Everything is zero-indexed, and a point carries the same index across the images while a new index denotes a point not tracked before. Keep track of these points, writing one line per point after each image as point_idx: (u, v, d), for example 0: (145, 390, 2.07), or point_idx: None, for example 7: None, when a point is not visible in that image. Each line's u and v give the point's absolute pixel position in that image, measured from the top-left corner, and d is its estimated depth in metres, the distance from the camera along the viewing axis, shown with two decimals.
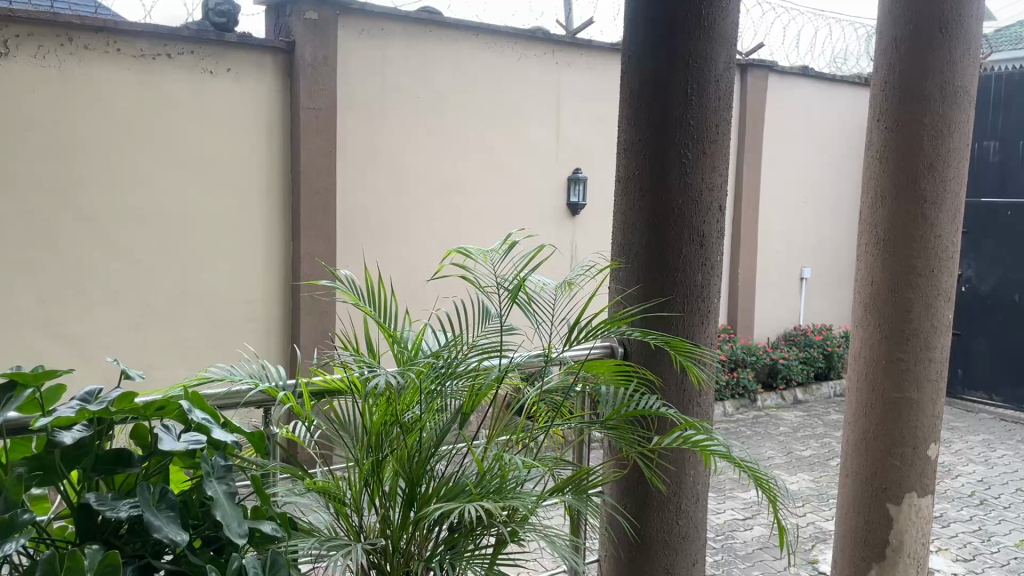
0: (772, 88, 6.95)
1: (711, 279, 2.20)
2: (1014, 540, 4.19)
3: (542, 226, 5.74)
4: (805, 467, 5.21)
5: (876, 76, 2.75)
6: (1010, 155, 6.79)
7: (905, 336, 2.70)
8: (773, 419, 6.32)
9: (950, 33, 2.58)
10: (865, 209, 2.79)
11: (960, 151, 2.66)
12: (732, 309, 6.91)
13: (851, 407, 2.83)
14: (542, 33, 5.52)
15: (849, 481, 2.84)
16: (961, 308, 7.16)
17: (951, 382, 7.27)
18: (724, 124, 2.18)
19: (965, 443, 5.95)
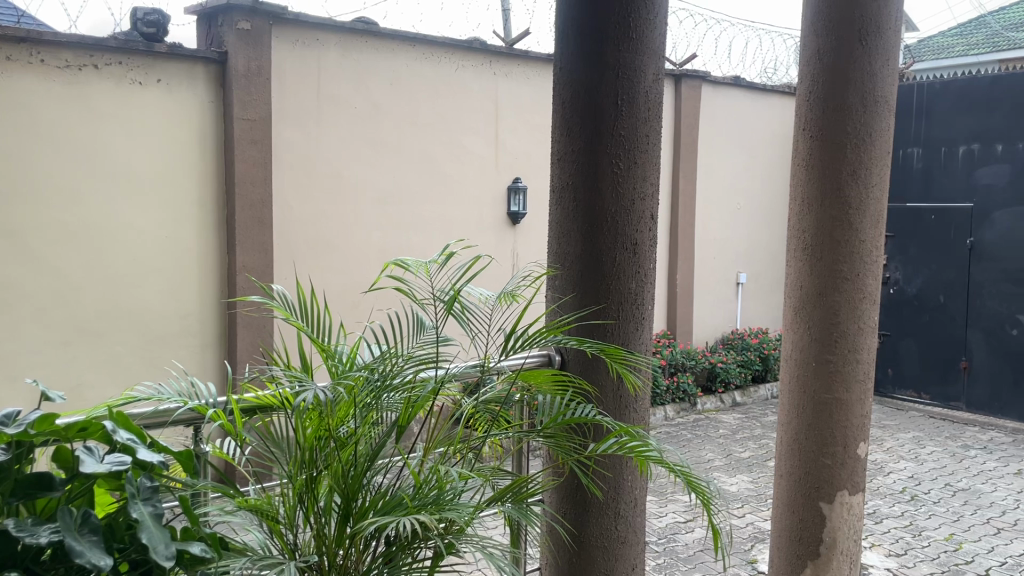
0: (706, 98, 7.11)
1: (645, 287, 2.23)
2: (944, 534, 4.33)
3: (482, 235, 5.75)
4: (743, 468, 5.31)
5: (801, 86, 2.83)
6: (932, 161, 7.06)
7: (833, 338, 2.77)
8: (713, 422, 6.43)
9: (870, 44, 2.67)
10: (793, 215, 2.88)
11: (882, 158, 2.75)
12: (672, 315, 7.02)
13: (784, 409, 2.91)
14: (478, 44, 5.55)
15: (784, 482, 2.90)
16: (889, 310, 7.40)
17: (882, 382, 7.50)
18: (654, 134, 2.21)
19: (895, 441, 6.13)
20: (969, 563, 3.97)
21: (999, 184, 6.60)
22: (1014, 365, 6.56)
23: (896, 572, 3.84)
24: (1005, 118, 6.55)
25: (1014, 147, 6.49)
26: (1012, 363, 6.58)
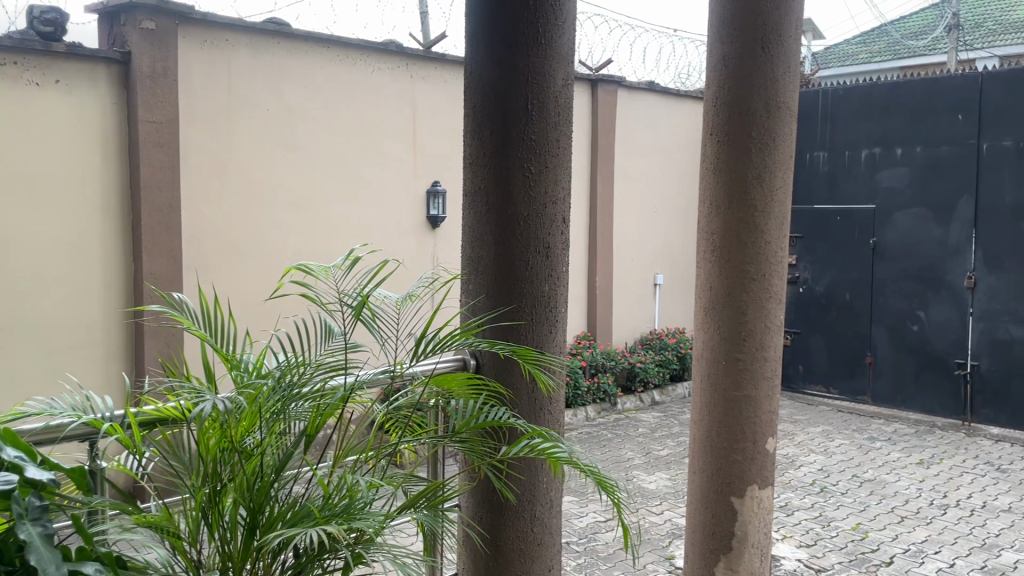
0: (622, 103, 7.22)
1: (558, 290, 2.25)
2: (851, 523, 4.51)
3: (401, 239, 5.69)
4: (662, 466, 5.41)
5: (708, 92, 2.90)
6: (837, 164, 7.34)
7: (741, 337, 2.85)
8: (632, 421, 6.54)
9: (772, 51, 2.76)
10: (702, 218, 2.95)
11: (785, 162, 2.84)
12: (592, 317, 7.11)
13: (696, 407, 2.97)
14: (394, 46, 5.50)
15: (697, 479, 2.97)
16: (799, 308, 7.66)
17: (793, 378, 7.74)
18: (564, 139, 2.24)
19: (806, 435, 6.35)
20: (875, 551, 4.13)
21: (899, 186, 6.93)
22: (916, 359, 6.87)
23: (807, 563, 3.97)
24: (904, 123, 6.88)
25: (913, 151, 6.83)
26: (913, 358, 6.89)
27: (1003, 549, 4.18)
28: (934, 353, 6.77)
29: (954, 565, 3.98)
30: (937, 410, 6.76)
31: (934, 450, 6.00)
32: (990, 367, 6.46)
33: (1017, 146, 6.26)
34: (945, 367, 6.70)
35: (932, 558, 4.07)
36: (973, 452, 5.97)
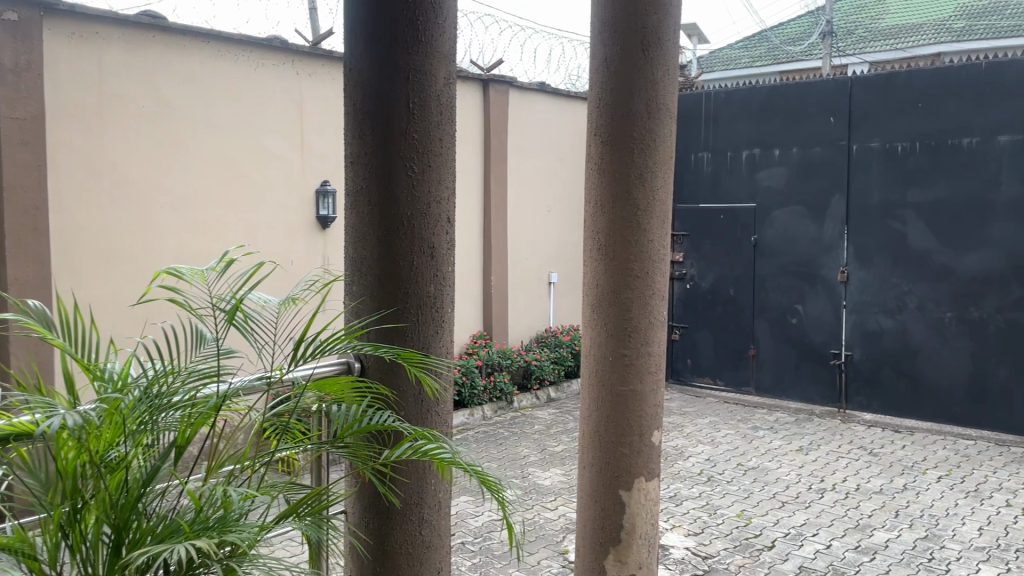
0: (514, 103, 7.26)
1: (444, 290, 2.23)
2: (735, 510, 4.68)
3: (289, 240, 5.55)
4: (557, 462, 5.47)
5: (591, 93, 2.94)
6: (720, 164, 7.60)
7: (627, 333, 2.91)
8: (528, 419, 6.59)
9: (651, 54, 2.82)
10: (588, 217, 2.99)
11: (666, 162, 2.92)
12: (487, 316, 7.12)
13: (585, 403, 3.02)
14: (278, 42, 5.37)
15: (587, 474, 3.01)
16: (686, 304, 7.89)
17: (682, 371, 7.98)
18: (447, 138, 2.22)
19: (695, 427, 6.55)
20: (758, 536, 4.30)
21: (778, 185, 7.24)
22: (796, 351, 7.20)
23: (694, 551, 4.09)
24: (781, 124, 7.19)
25: (790, 151, 7.15)
26: (793, 350, 7.21)
27: (875, 528, 4.43)
28: (813, 345, 7.11)
29: (830, 546, 4.18)
30: (815, 399, 7.10)
31: (812, 437, 6.30)
32: (862, 357, 6.82)
33: (884, 147, 6.64)
34: (821, 358, 7.04)
35: (810, 540, 4.26)
36: (848, 437, 6.30)
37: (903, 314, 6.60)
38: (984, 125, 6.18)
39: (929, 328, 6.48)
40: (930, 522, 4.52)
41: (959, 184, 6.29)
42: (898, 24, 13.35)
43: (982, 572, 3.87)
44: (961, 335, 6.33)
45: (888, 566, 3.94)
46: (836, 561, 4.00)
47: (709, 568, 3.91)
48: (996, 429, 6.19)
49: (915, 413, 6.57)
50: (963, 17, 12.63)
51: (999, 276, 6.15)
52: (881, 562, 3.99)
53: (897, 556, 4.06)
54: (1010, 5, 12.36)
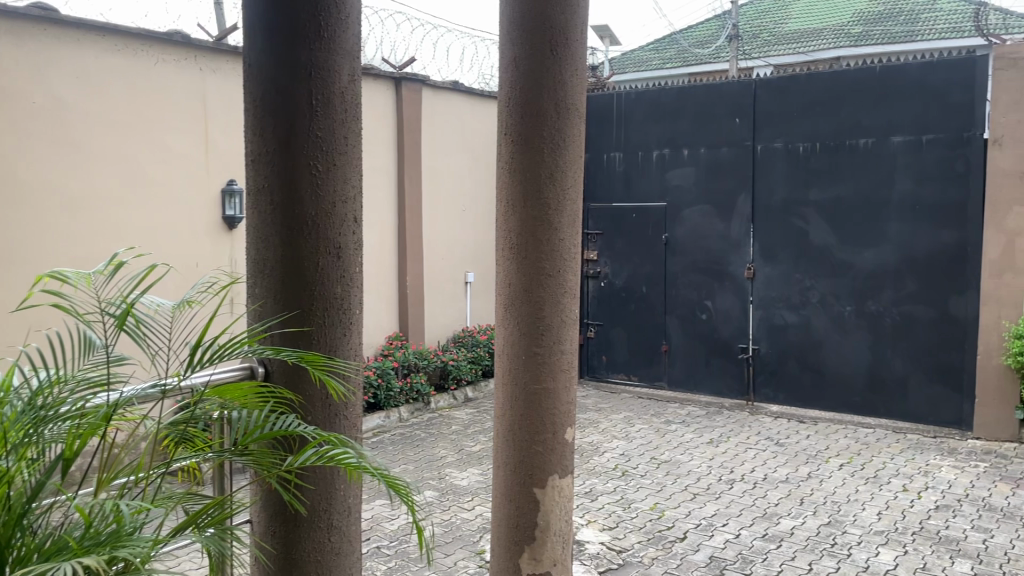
0: (427, 101, 7.21)
1: (350, 291, 2.19)
2: (649, 503, 4.76)
3: (194, 241, 5.38)
4: (475, 462, 5.46)
5: (501, 92, 2.94)
6: (631, 164, 7.73)
7: (539, 332, 2.92)
8: (446, 419, 6.56)
9: (560, 53, 2.84)
10: (500, 216, 2.98)
11: (576, 161, 2.94)
12: (403, 316, 7.06)
13: (499, 402, 3.01)
14: (179, 36, 5.19)
15: (501, 473, 3.01)
16: (601, 301, 8.00)
17: (597, 368, 8.08)
18: (352, 135, 2.18)
19: (610, 423, 6.64)
20: (670, 528, 4.39)
21: (687, 185, 7.40)
22: (706, 345, 7.38)
23: (609, 545, 4.14)
24: (690, 125, 7.35)
25: (698, 151, 7.32)
26: (704, 345, 7.39)
27: (782, 516, 4.57)
28: (722, 340, 7.30)
29: (739, 535, 4.29)
30: (725, 392, 7.30)
31: (722, 429, 6.47)
32: (769, 350, 7.05)
33: (786, 148, 6.87)
34: (730, 352, 7.24)
35: (720, 530, 4.37)
36: (756, 429, 6.50)
37: (806, 308, 6.84)
38: (879, 127, 6.46)
39: (830, 321, 6.74)
40: (833, 508, 4.70)
41: (857, 184, 6.56)
42: (801, 29, 13.85)
43: (880, 555, 4.04)
44: (860, 328, 6.60)
45: (793, 553, 4.07)
46: (745, 550, 4.11)
47: (624, 562, 3.96)
48: (893, 417, 6.48)
49: (819, 403, 6.82)
50: (860, 22, 13.19)
51: (894, 271, 6.43)
52: (787, 549, 4.12)
53: (802, 542, 4.20)
54: (903, 12, 12.98)
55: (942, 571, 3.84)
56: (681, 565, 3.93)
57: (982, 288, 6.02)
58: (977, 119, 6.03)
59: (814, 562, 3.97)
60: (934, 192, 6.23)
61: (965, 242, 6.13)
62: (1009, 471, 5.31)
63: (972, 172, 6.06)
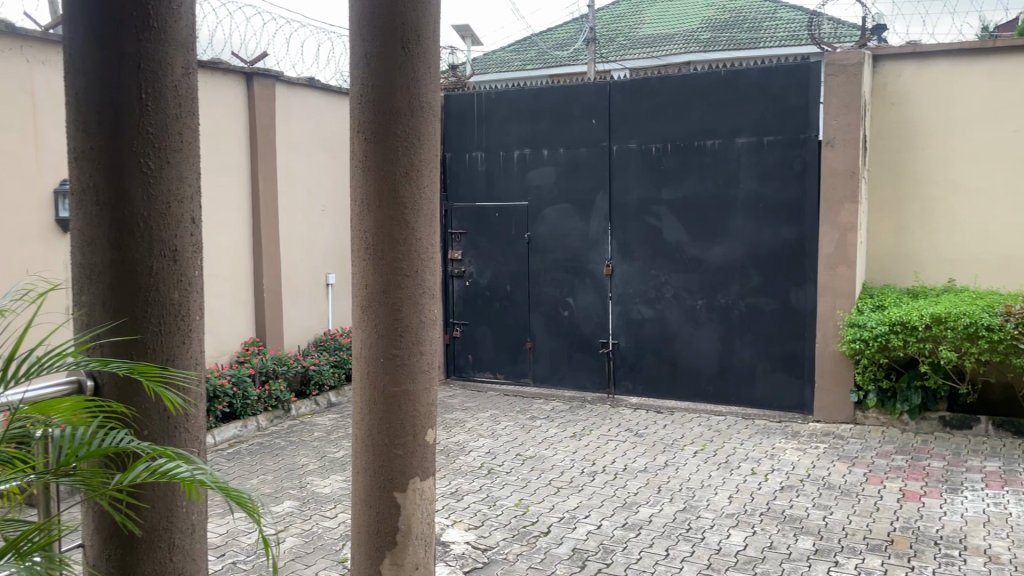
0: (281, 97, 6.98)
1: (190, 296, 2.08)
2: (514, 500, 4.80)
3: (24, 246, 4.98)
4: (338, 468, 5.33)
5: (353, 90, 2.87)
6: (493, 163, 7.77)
7: (397, 333, 2.86)
8: (308, 426, 6.38)
9: (412, 51, 2.79)
10: (355, 216, 2.90)
11: (431, 160, 2.90)
12: (260, 321, 6.80)
13: (356, 407, 2.93)
14: (3, 25, 4.79)
15: (361, 479, 2.93)
16: (466, 301, 8.01)
17: (464, 367, 8.10)
18: (188, 131, 2.07)
19: (475, 421, 6.66)
20: (534, 523, 4.44)
21: (547, 184, 7.52)
22: (568, 341, 7.53)
23: (473, 544, 4.14)
24: (549, 124, 7.47)
25: (557, 151, 7.45)
26: (566, 340, 7.54)
27: (641, 505, 4.72)
28: (583, 335, 7.47)
29: (601, 526, 4.40)
30: (587, 386, 7.47)
31: (585, 423, 6.61)
32: (628, 344, 7.27)
33: (640, 148, 7.10)
34: (591, 347, 7.43)
35: (583, 522, 4.46)
36: (616, 421, 6.69)
37: (661, 303, 7.10)
38: (725, 129, 6.77)
39: (683, 315, 7.02)
40: (688, 494, 4.89)
41: (705, 183, 6.86)
42: (654, 34, 14.39)
43: (731, 537, 4.24)
44: (711, 321, 6.91)
45: (652, 540, 4.21)
46: (606, 540, 4.21)
47: (488, 560, 3.97)
48: (743, 404, 6.83)
49: (675, 394, 7.10)
50: (707, 29, 13.86)
51: (740, 265, 6.77)
52: (645, 536, 4.25)
53: (659, 529, 4.35)
54: (746, 20, 13.73)
55: (787, 548, 4.07)
56: (544, 559, 3.98)
57: (818, 280, 6.43)
58: (812, 122, 6.44)
59: (670, 547, 4.11)
60: (775, 190, 6.60)
61: (803, 237, 6.54)
62: (845, 451, 5.71)
63: (808, 172, 6.47)
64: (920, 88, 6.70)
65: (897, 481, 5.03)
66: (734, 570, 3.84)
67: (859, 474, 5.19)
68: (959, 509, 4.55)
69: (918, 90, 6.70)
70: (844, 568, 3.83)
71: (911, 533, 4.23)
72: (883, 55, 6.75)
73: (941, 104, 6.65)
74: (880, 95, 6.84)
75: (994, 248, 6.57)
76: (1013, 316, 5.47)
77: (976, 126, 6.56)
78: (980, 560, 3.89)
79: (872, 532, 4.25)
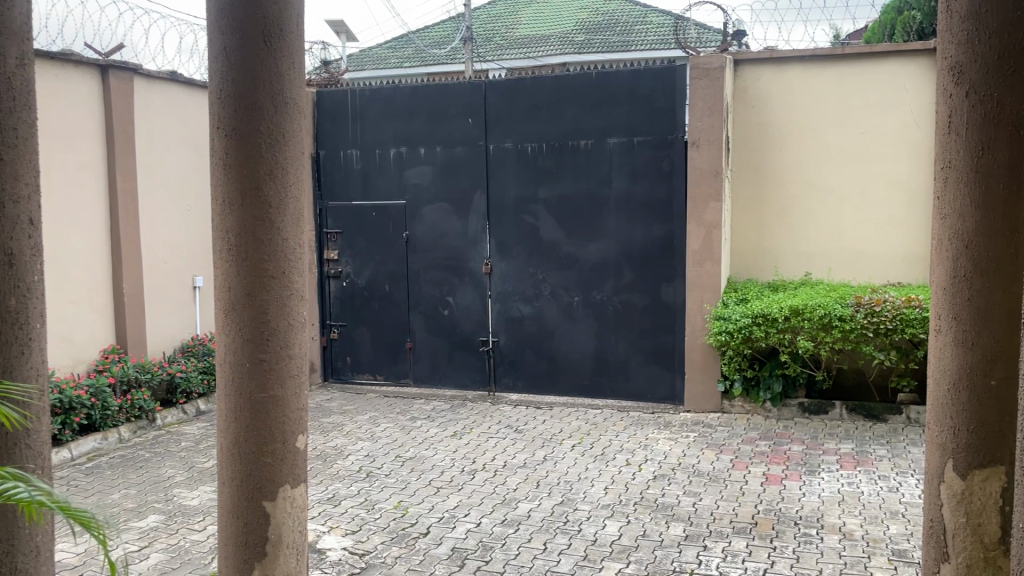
0: (140, 91, 6.65)
1: (29, 302, 1.99)
2: (392, 503, 4.75)
3: None
4: (206, 479, 5.12)
5: (213, 85, 2.73)
6: (368, 162, 7.65)
7: (264, 337, 2.73)
8: (175, 436, 6.10)
9: (274, 46, 2.70)
10: (216, 216, 2.76)
11: (297, 158, 2.80)
12: (122, 327, 6.45)
13: (221, 416, 2.80)
14: None
15: (227, 490, 2.81)
16: (343, 302, 7.86)
17: (342, 370, 7.95)
18: (23, 129, 1.99)
19: (354, 424, 6.55)
20: (413, 524, 4.41)
21: (424, 183, 7.47)
22: (448, 340, 7.52)
23: (351, 550, 4.07)
24: (424, 122, 7.43)
25: (433, 150, 7.41)
26: (446, 339, 7.52)
27: (520, 501, 4.76)
28: (462, 334, 7.47)
29: (480, 524, 4.40)
30: (468, 384, 7.48)
31: (465, 422, 6.62)
32: (507, 342, 7.32)
33: (515, 148, 7.16)
34: (471, 345, 7.44)
35: (462, 521, 4.45)
36: (497, 418, 6.73)
37: (539, 300, 7.19)
38: (596, 129, 6.92)
39: (560, 312, 7.14)
40: (566, 488, 4.98)
41: (579, 183, 7.00)
42: (530, 35, 14.57)
43: (606, 528, 4.34)
44: (587, 317, 7.06)
45: (530, 535, 4.25)
46: (485, 537, 4.23)
47: (366, 565, 3.92)
48: (619, 398, 7.02)
49: (554, 389, 7.21)
50: (581, 31, 14.15)
51: (614, 262, 6.95)
52: (524, 531, 4.30)
53: (537, 523, 4.40)
54: (618, 23, 14.11)
55: (659, 535, 4.21)
56: (424, 560, 3.95)
57: (686, 276, 6.68)
58: (678, 123, 6.68)
59: (548, 541, 4.17)
60: (646, 189, 6.81)
61: (672, 235, 6.77)
62: (713, 439, 5.95)
63: (675, 171, 6.70)
64: (777, 91, 7.05)
65: (760, 466, 5.29)
66: (610, 560, 3.93)
67: (726, 461, 5.42)
68: (817, 490, 4.83)
69: (775, 93, 7.06)
70: (712, 552, 3.99)
71: (773, 515, 4.45)
72: (743, 60, 7.06)
73: (797, 108, 7.02)
74: (741, 98, 7.16)
75: (846, 243, 7.01)
76: (862, 306, 5.91)
77: (828, 128, 6.96)
78: (836, 537, 4.14)
79: (738, 516, 4.45)
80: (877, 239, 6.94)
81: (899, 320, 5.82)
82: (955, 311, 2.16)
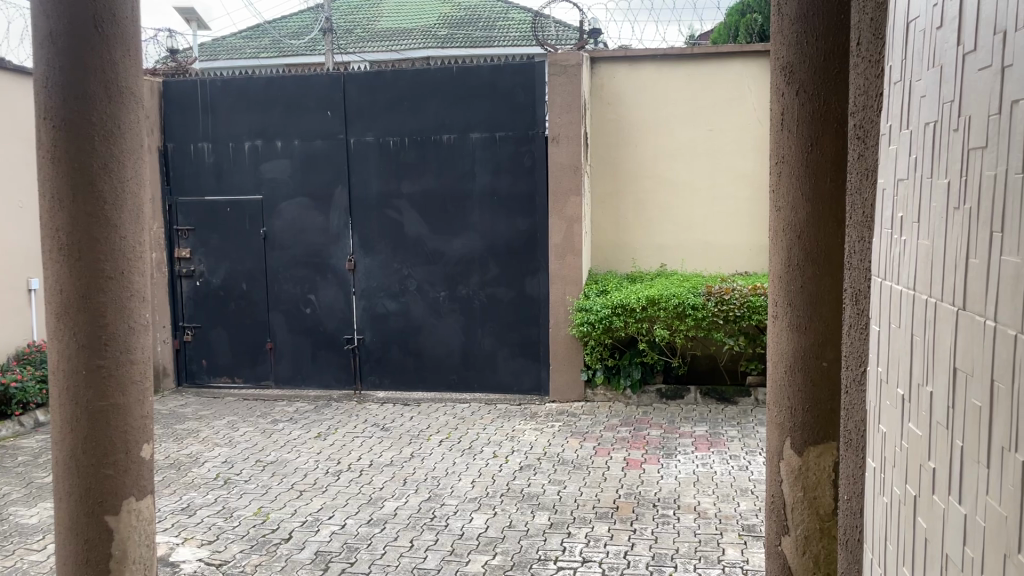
0: None
1: None
2: (251, 509, 4.58)
3: None
4: (45, 495, 4.77)
5: (37, 72, 2.47)
6: (222, 155, 7.34)
7: (101, 342, 2.52)
8: (10, 450, 5.68)
9: (107, 32, 2.47)
10: (44, 214, 2.50)
11: (135, 152, 2.57)
12: None
13: (55, 427, 2.57)
14: None
15: (64, 504, 2.60)
16: (197, 302, 7.52)
17: (197, 373, 7.61)
18: None
19: (211, 430, 6.28)
20: (274, 531, 4.28)
21: (281, 177, 7.24)
22: (311, 340, 7.33)
23: (207, 561, 3.91)
24: (281, 114, 7.19)
25: (291, 144, 7.20)
26: (309, 338, 7.33)
27: (385, 500, 4.70)
28: (326, 333, 7.30)
29: (345, 526, 4.33)
30: (332, 384, 7.33)
31: (330, 422, 6.47)
32: (372, 339, 7.21)
33: (377, 141, 7.05)
34: (335, 344, 7.29)
35: (326, 524, 4.36)
36: (362, 417, 6.63)
37: (405, 296, 7.12)
38: (459, 124, 6.91)
39: (426, 307, 7.10)
40: (432, 483, 4.96)
41: (442, 177, 6.97)
42: (392, 27, 14.41)
43: (473, 520, 4.36)
44: (453, 312, 7.06)
45: (396, 533, 4.21)
46: (350, 539, 4.15)
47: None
48: (486, 391, 7.07)
49: (421, 385, 7.17)
50: (444, 25, 14.14)
51: (478, 257, 6.98)
52: (390, 530, 4.25)
53: (404, 521, 4.36)
54: (480, 18, 14.20)
55: (524, 525, 4.26)
56: (285, 567, 3.84)
57: (549, 269, 6.79)
58: (538, 119, 6.77)
59: (415, 539, 4.14)
60: (508, 183, 6.87)
61: (535, 229, 6.87)
62: (577, 427, 6.08)
63: (537, 167, 6.79)
64: (631, 89, 7.28)
65: (621, 452, 5.46)
66: (476, 553, 3.95)
67: (589, 448, 5.56)
68: (674, 472, 5.03)
69: (630, 91, 7.28)
70: (576, 538, 4.08)
71: (633, 498, 4.60)
72: (599, 58, 7.25)
73: (650, 105, 7.27)
74: (598, 95, 7.34)
75: (699, 235, 7.33)
76: (713, 295, 6.20)
77: (679, 124, 7.25)
78: (691, 516, 4.32)
79: (600, 501, 4.58)
80: (726, 230, 7.29)
81: (747, 307, 6.15)
82: (790, 298, 2.26)
